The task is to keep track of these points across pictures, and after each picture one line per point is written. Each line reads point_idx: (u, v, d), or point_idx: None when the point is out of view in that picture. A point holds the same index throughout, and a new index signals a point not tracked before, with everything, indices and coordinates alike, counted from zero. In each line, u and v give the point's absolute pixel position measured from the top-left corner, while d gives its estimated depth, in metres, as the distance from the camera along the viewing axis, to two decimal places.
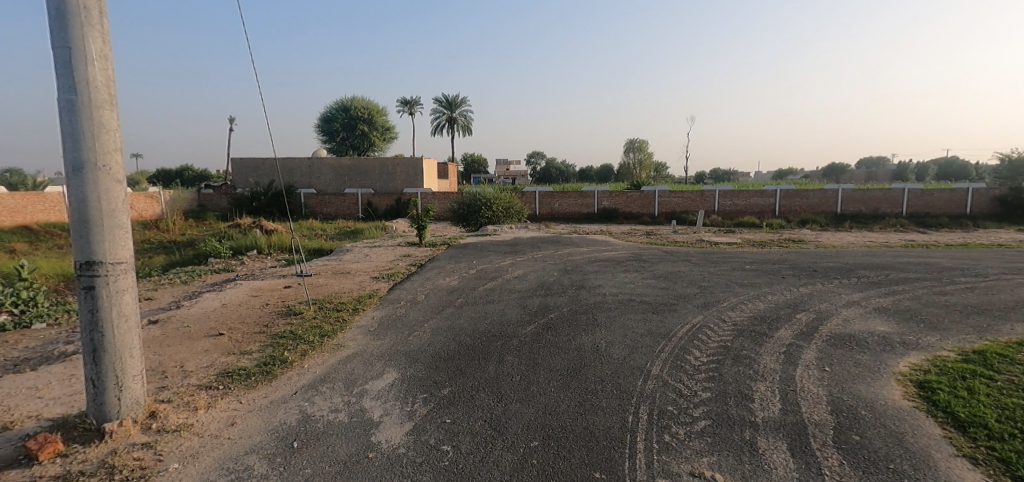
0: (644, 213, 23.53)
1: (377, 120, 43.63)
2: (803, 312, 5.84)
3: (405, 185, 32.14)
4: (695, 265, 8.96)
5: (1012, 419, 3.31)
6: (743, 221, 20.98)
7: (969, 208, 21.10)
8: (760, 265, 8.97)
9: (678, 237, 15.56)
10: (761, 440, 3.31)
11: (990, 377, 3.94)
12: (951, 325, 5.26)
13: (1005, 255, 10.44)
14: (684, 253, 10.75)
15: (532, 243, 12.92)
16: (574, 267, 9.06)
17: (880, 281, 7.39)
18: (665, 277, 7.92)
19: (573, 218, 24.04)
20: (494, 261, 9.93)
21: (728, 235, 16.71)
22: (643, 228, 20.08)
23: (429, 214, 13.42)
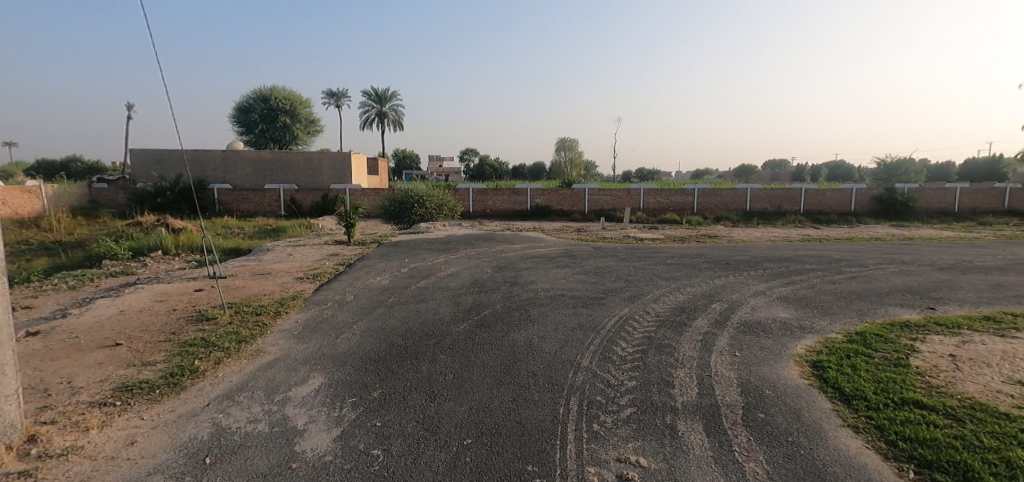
0: (576, 211, 24.26)
1: (301, 112, 41.39)
2: (718, 302, 6.30)
3: (332, 181, 30.71)
4: (621, 260, 9.38)
5: (886, 390, 3.81)
6: (665, 217, 22.30)
7: (853, 206, 23.74)
8: (679, 259, 9.56)
9: (608, 233, 16.18)
10: (680, 423, 3.59)
11: (869, 355, 4.48)
12: (839, 310, 5.90)
13: (877, 248, 12.00)
14: (611, 248, 11.21)
15: (466, 240, 12.87)
16: (507, 264, 9.14)
17: (783, 272, 8.15)
18: (594, 272, 8.21)
19: (507, 216, 24.21)
20: (426, 259, 9.75)
21: (652, 230, 17.68)
22: (574, 225, 20.67)
23: (358, 211, 12.85)
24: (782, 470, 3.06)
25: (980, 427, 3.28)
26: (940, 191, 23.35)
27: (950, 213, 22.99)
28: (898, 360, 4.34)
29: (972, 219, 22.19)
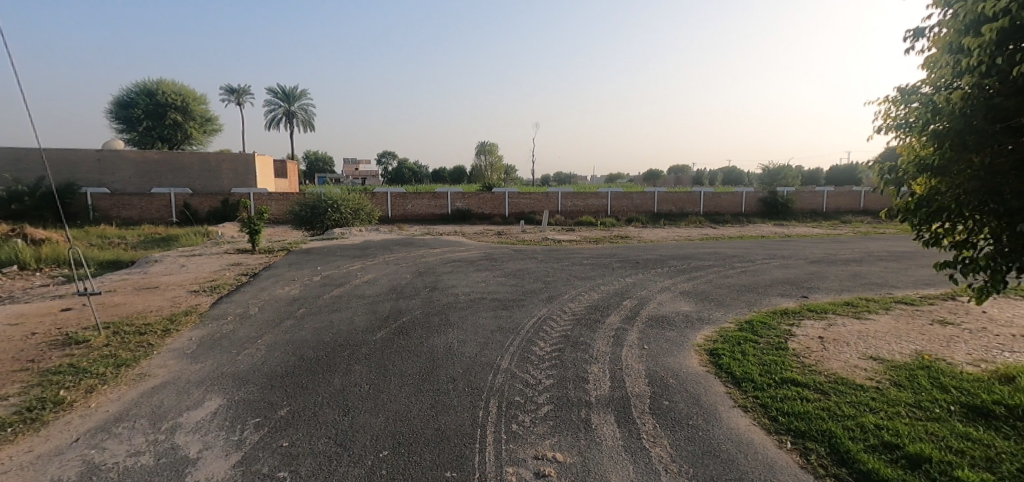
0: (496, 214, 24.54)
1: (195, 109, 37.90)
2: (629, 299, 6.68)
3: (234, 184, 28.40)
4: (539, 262, 9.63)
5: (769, 372, 4.26)
6: (582, 219, 23.29)
7: (743, 208, 26.48)
8: (594, 259, 10.02)
9: (528, 236, 16.55)
10: (594, 416, 3.75)
11: (756, 340, 4.99)
12: (732, 302, 6.51)
13: (761, 244, 13.45)
14: (530, 251, 11.47)
15: (383, 245, 12.50)
16: (427, 269, 9.01)
17: (685, 268, 8.84)
18: (514, 274, 8.34)
19: (429, 220, 23.88)
20: (341, 266, 9.32)
21: (569, 232, 18.39)
22: (494, 228, 20.92)
23: (264, 216, 11.98)
24: (683, 452, 3.31)
25: (841, 398, 3.79)
26: (811, 194, 26.72)
27: (821, 213, 26.37)
28: (778, 343, 4.88)
29: (836, 217, 25.64)
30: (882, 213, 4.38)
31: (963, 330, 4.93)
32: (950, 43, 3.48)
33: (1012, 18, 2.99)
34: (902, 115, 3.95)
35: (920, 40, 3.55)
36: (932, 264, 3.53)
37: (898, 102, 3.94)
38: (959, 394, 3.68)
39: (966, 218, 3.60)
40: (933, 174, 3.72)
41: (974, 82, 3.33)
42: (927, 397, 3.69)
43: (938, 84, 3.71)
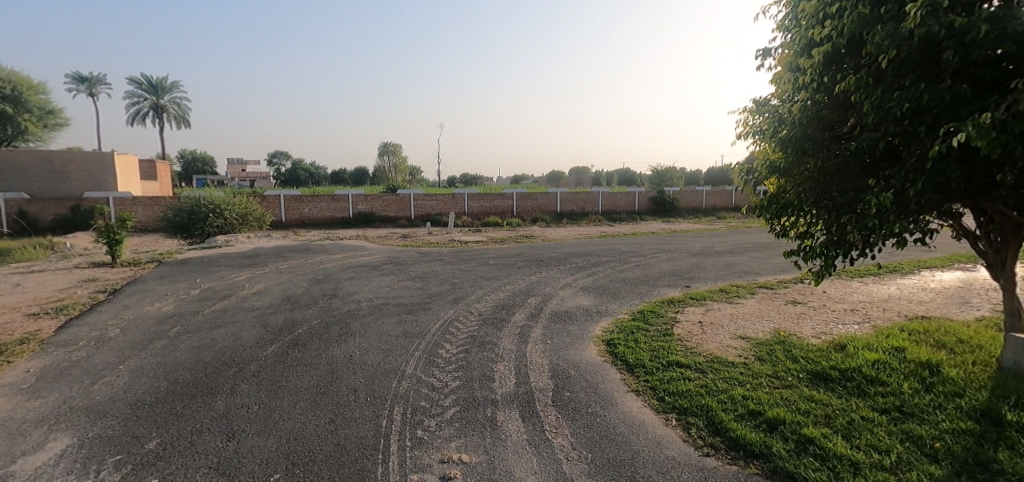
0: (402, 216, 23.97)
1: (30, 99, 32.25)
2: (533, 296, 6.88)
3: (85, 188, 24.54)
4: (446, 264, 9.59)
5: (658, 356, 4.65)
6: (489, 220, 23.62)
7: (637, 206, 28.64)
8: (500, 259, 10.20)
9: (435, 238, 16.39)
10: (499, 414, 3.81)
11: (647, 328, 5.41)
12: (626, 294, 6.99)
13: (651, 240, 14.65)
14: (437, 253, 11.35)
15: (275, 252, 11.60)
16: (326, 276, 8.52)
17: (584, 265, 9.33)
18: (420, 277, 8.21)
19: (330, 224, 22.59)
20: (226, 277, 8.48)
21: (475, 233, 18.54)
22: (399, 231, 20.49)
23: (127, 224, 10.52)
24: (583, 439, 3.48)
25: (716, 375, 4.25)
26: (693, 193, 29.67)
27: (702, 210, 29.42)
28: (665, 330, 5.34)
29: (713, 214, 28.76)
30: (743, 210, 4.96)
31: (809, 307, 5.79)
32: (791, 62, 4.07)
33: (834, 43, 3.58)
34: (757, 124, 4.53)
35: (768, 58, 4.10)
36: (782, 253, 4.07)
37: (754, 112, 4.51)
38: (806, 363, 4.32)
39: (806, 212, 4.21)
40: (782, 175, 4.31)
41: (809, 96, 3.92)
42: (782, 368, 4.28)
43: (783, 98, 4.31)
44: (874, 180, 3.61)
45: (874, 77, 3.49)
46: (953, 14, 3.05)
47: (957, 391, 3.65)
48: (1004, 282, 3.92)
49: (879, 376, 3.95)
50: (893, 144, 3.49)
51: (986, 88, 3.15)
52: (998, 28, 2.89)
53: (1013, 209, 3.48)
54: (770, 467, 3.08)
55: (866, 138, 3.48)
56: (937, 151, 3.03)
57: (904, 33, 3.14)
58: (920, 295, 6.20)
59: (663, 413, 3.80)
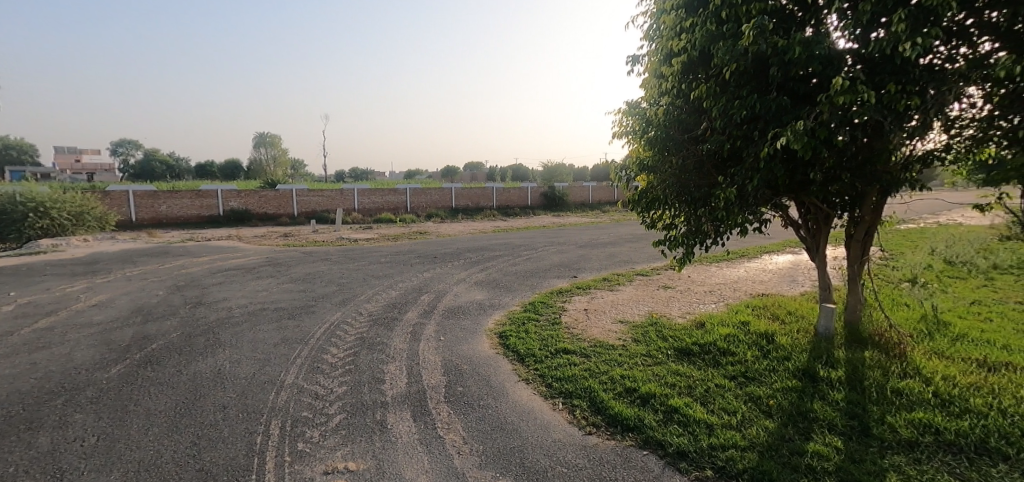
0: (283, 214, 22.16)
1: None
2: (426, 294, 6.81)
3: None
4: (333, 263, 9.07)
5: (547, 345, 4.88)
6: (381, 216, 22.81)
7: (529, 201, 29.70)
8: (392, 256, 9.92)
9: (321, 236, 15.42)
10: (389, 416, 3.70)
11: (537, 319, 5.64)
12: (518, 287, 7.21)
13: (541, 233, 15.27)
14: (323, 253, 10.69)
15: (121, 257, 10.01)
16: (190, 282, 7.55)
17: (476, 260, 9.43)
18: (303, 279, 7.67)
19: (196, 223, 20.12)
20: (54, 288, 7.12)
21: (366, 231, 17.84)
22: (281, 230, 18.91)
23: None
24: (474, 432, 3.51)
25: (598, 358, 4.57)
26: (580, 188, 31.59)
27: (589, 205, 31.41)
28: (554, 319, 5.61)
29: (598, 208, 30.90)
30: (619, 204, 5.37)
31: (677, 291, 6.47)
32: (656, 69, 4.47)
33: (689, 54, 4.00)
34: (629, 124, 4.91)
35: (637, 65, 4.46)
36: (652, 243, 4.46)
37: (627, 114, 4.89)
38: (673, 341, 4.82)
39: (671, 206, 4.68)
40: (651, 172, 4.73)
41: (671, 101, 4.34)
42: (654, 347, 4.73)
43: (651, 102, 4.73)
44: (722, 177, 4.12)
45: (720, 86, 3.97)
46: (776, 36, 3.58)
47: (786, 356, 4.34)
48: (819, 263, 4.71)
49: (729, 348, 4.55)
50: (736, 146, 4.01)
51: (801, 100, 3.76)
52: (808, 50, 3.46)
53: (823, 202, 4.22)
54: (643, 438, 3.39)
55: (715, 140, 3.96)
56: (767, 153, 3.55)
57: (741, 50, 3.61)
58: (761, 276, 7.28)
59: (550, 398, 3.99)
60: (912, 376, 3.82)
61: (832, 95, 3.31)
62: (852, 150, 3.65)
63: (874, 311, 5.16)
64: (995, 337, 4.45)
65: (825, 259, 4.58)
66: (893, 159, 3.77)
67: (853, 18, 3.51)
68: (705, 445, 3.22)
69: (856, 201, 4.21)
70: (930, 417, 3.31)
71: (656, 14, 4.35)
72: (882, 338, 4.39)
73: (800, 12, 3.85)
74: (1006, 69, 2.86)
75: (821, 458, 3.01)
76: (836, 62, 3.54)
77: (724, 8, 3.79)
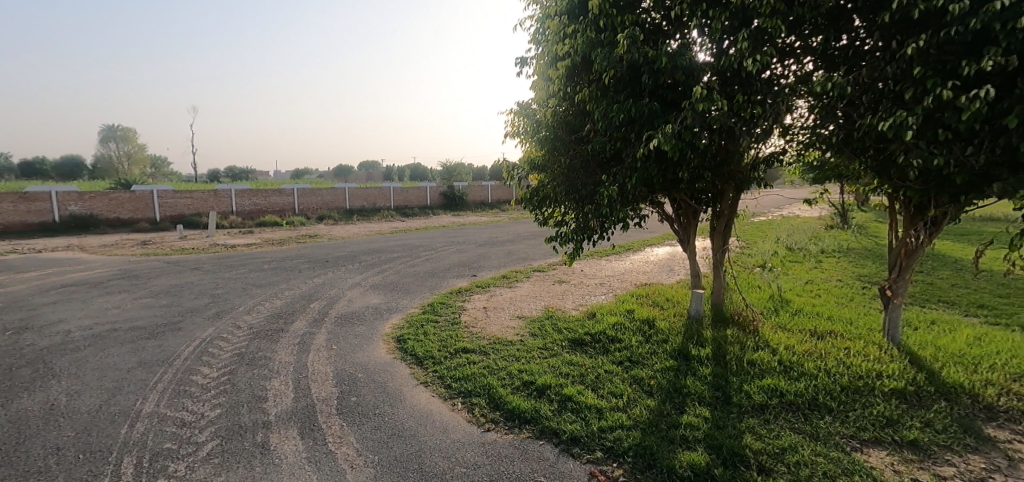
0: (140, 218, 19.32)
1: None
2: (317, 301, 6.39)
3: None
4: (206, 273, 8.14)
5: (446, 346, 4.84)
6: (266, 219, 20.91)
7: (429, 201, 29.35)
8: (278, 262, 9.17)
9: (191, 243, 13.73)
10: (272, 436, 3.39)
11: (436, 320, 5.57)
12: (416, 289, 7.07)
13: (442, 233, 15.16)
14: (193, 262, 9.53)
15: None
16: (12, 304, 6.27)
17: (372, 263, 9.07)
18: (167, 293, 6.77)
19: (23, 232, 16.76)
20: None
21: (249, 235, 16.28)
22: (142, 237, 16.49)
23: None
24: (369, 443, 3.36)
25: (497, 354, 4.64)
26: (479, 187, 31.98)
27: (489, 204, 31.89)
28: (453, 319, 5.58)
29: (498, 207, 31.52)
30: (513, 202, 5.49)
31: (570, 285, 6.81)
32: (543, 72, 4.64)
33: (572, 59, 4.21)
34: (521, 124, 5.05)
35: (526, 66, 4.60)
36: (545, 239, 4.63)
37: (518, 114, 5.02)
38: (567, 332, 5.05)
39: (560, 203, 4.91)
40: (541, 170, 4.93)
41: (559, 103, 4.53)
42: (550, 339, 4.92)
43: (540, 103, 4.89)
44: (606, 176, 4.41)
45: (601, 90, 4.23)
46: (647, 46, 3.89)
47: (665, 338, 4.77)
48: (690, 253, 5.25)
49: (617, 335, 4.88)
50: (616, 146, 4.31)
51: (670, 106, 4.14)
52: (673, 61, 3.83)
53: (691, 197, 4.70)
54: (539, 429, 3.49)
55: (598, 141, 4.22)
56: (642, 153, 3.86)
57: (617, 57, 3.88)
58: (644, 267, 7.94)
59: (448, 399, 3.97)
60: (763, 348, 4.41)
61: (693, 102, 3.69)
62: (712, 152, 4.10)
63: (734, 294, 5.89)
64: (822, 310, 5.32)
65: (694, 249, 5.11)
66: (743, 160, 4.32)
67: (709, 34, 3.94)
68: (596, 429, 3.41)
69: (718, 197, 4.75)
70: (776, 382, 3.84)
71: (542, 18, 4.52)
72: (740, 317, 5.01)
73: (668, 26, 4.23)
74: (822, 84, 3.40)
75: (692, 428, 3.35)
76: (697, 72, 3.94)
77: (601, 17, 4.04)
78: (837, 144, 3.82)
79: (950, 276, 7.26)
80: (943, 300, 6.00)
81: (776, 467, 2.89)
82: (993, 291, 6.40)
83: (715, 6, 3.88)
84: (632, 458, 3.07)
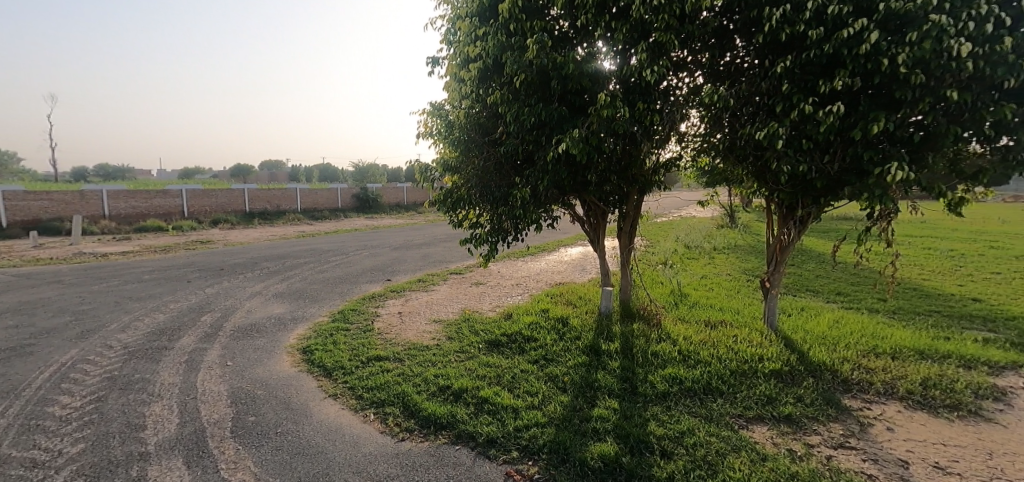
0: None
1: None
2: (209, 313, 5.81)
3: None
4: (69, 287, 7.06)
5: (357, 355, 4.63)
6: (146, 224, 18.59)
7: (340, 203, 28.09)
8: (162, 272, 8.21)
9: (50, 252, 11.83)
10: (151, 468, 2.99)
11: (347, 328, 5.31)
12: (325, 296, 6.70)
13: (354, 236, 14.55)
14: (51, 274, 8.21)
15: None
16: None
17: (275, 269, 8.45)
18: (14, 311, 5.76)
19: None
20: None
21: (126, 242, 14.38)
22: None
23: None
24: (268, 465, 3.08)
25: (412, 360, 4.52)
26: (394, 189, 31.26)
27: (405, 206, 31.29)
28: (366, 326, 5.35)
29: (415, 209, 31.05)
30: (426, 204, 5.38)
31: (487, 286, 6.84)
32: (455, 73, 4.61)
33: (484, 61, 4.22)
34: (433, 125, 4.98)
35: (437, 67, 4.55)
36: (459, 241, 4.59)
37: (431, 114, 4.94)
38: (483, 334, 5.06)
39: (474, 205, 4.91)
40: (454, 171, 4.89)
41: (471, 105, 4.52)
42: (466, 342, 4.89)
43: (453, 104, 4.85)
44: (519, 179, 4.47)
45: (512, 93, 4.28)
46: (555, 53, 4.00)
47: (577, 335, 4.95)
48: (600, 252, 5.49)
49: (532, 334, 4.97)
50: (528, 149, 4.38)
51: (578, 111, 4.29)
52: (580, 68, 3.98)
53: (599, 199, 4.92)
54: (456, 434, 3.44)
55: (510, 143, 4.26)
56: (553, 156, 3.96)
57: (526, 61, 3.95)
58: (559, 266, 8.21)
59: (359, 410, 3.79)
60: (665, 339, 4.74)
61: (599, 109, 3.86)
62: (617, 156, 4.32)
63: (640, 290, 6.27)
64: (715, 302, 5.85)
65: (603, 248, 5.35)
66: (645, 164, 4.61)
67: (613, 45, 4.14)
68: (512, 429, 3.43)
69: (623, 199, 5.02)
70: (676, 370, 4.13)
71: (453, 19, 4.50)
72: (646, 311, 5.34)
73: (574, 34, 4.39)
74: (711, 96, 3.71)
75: (603, 420, 3.49)
76: (602, 80, 4.12)
77: (512, 22, 4.11)
78: (723, 151, 4.18)
79: (816, 268, 8.34)
80: (810, 289, 6.87)
81: (676, 450, 3.09)
82: (848, 279, 7.45)
83: (616, 18, 4.09)
84: (546, 454, 3.13)
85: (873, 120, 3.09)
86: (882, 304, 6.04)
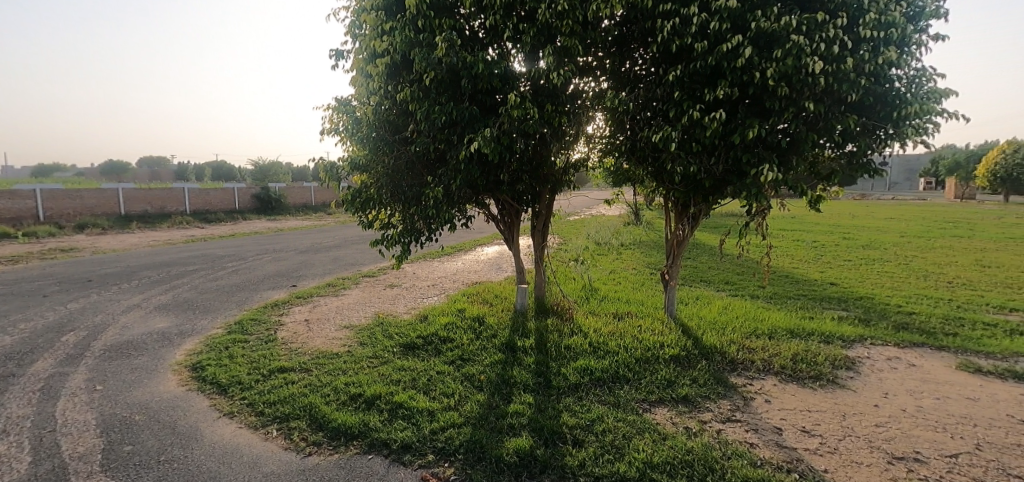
0: None
1: None
2: (73, 333, 5.05)
3: None
4: None
5: (258, 368, 4.28)
6: None
7: (236, 204, 25.77)
8: (8, 287, 6.97)
9: None
10: None
11: (245, 340, 4.89)
12: (219, 306, 6.13)
13: (254, 240, 13.44)
14: None
15: None
16: None
17: (159, 279, 7.56)
18: None
19: None
20: None
21: None
22: None
23: None
24: None
25: (320, 370, 4.28)
26: (299, 188, 29.50)
27: (313, 208, 29.63)
28: (267, 337, 4.97)
29: (325, 211, 29.52)
30: (333, 205, 5.12)
31: (402, 289, 6.67)
32: (361, 67, 4.43)
33: (392, 56, 4.10)
34: (339, 122, 4.74)
35: (341, 60, 4.35)
36: (370, 243, 4.42)
37: (336, 110, 4.70)
38: (398, 337, 4.93)
39: (386, 204, 4.75)
40: (362, 170, 4.69)
41: (379, 102, 4.38)
42: (379, 347, 4.73)
43: (360, 100, 4.66)
44: (431, 178, 4.40)
45: (422, 91, 4.20)
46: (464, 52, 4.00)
47: (493, 333, 5.00)
48: (514, 250, 5.59)
49: (448, 335, 4.93)
50: (440, 148, 4.33)
51: (489, 111, 4.32)
52: (490, 68, 4.01)
53: (512, 198, 5.00)
54: (368, 442, 3.31)
55: (421, 142, 4.18)
56: (465, 155, 3.95)
57: (436, 59, 3.90)
58: (475, 266, 8.24)
59: (260, 427, 3.51)
60: (576, 333, 4.94)
61: (509, 109, 3.92)
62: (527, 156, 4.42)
63: (553, 286, 6.48)
64: (621, 295, 6.21)
65: (517, 247, 5.45)
66: (555, 165, 4.77)
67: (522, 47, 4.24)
68: (428, 432, 3.38)
69: (535, 198, 5.15)
70: (587, 362, 4.33)
71: (358, 11, 4.33)
72: (559, 307, 5.53)
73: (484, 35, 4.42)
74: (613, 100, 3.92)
75: (518, 415, 3.55)
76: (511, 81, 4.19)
77: (419, 18, 4.04)
78: (626, 152, 4.44)
79: (709, 260, 9.20)
80: (703, 279, 7.56)
81: (586, 438, 3.24)
82: (734, 269, 8.31)
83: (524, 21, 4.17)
84: (462, 454, 3.13)
85: (749, 126, 3.46)
86: (761, 291, 6.81)
